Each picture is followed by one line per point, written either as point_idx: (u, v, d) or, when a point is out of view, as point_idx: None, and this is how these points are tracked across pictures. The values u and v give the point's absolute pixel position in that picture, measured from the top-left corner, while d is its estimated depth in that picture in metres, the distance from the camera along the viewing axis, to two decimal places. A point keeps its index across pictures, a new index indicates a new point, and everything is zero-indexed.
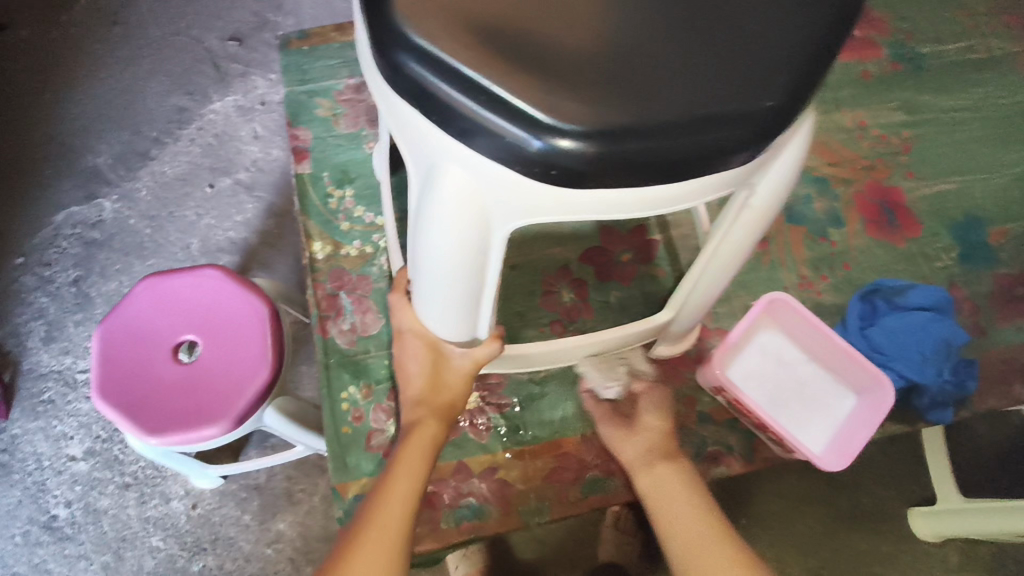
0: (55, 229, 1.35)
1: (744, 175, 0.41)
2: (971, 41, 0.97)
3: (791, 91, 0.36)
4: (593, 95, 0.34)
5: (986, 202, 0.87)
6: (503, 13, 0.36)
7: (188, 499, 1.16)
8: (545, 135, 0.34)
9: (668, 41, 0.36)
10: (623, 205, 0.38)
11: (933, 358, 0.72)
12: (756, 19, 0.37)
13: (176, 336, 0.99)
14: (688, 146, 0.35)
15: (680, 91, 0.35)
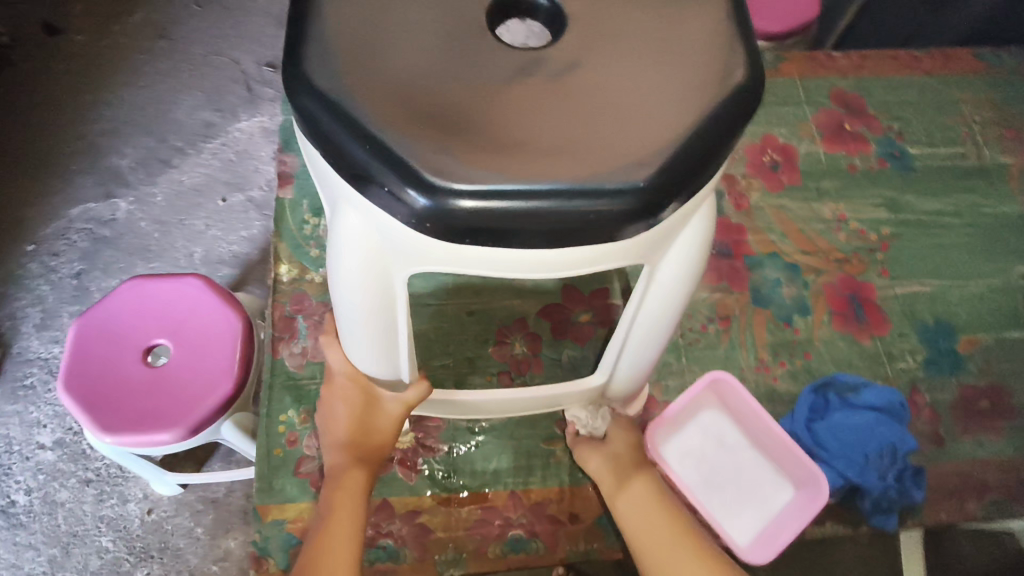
0: (69, 222, 1.41)
1: (641, 249, 0.42)
2: (964, 148, 0.97)
3: (674, 172, 0.37)
4: (482, 159, 0.36)
5: (960, 309, 0.86)
6: (407, 74, 0.39)
7: (145, 503, 1.16)
8: (431, 192, 0.36)
9: (557, 117, 0.38)
10: (508, 265, 0.40)
11: (876, 462, 0.70)
12: (653, 101, 0.39)
13: (150, 339, 1.01)
14: (574, 214, 0.36)
15: (569, 161, 0.37)
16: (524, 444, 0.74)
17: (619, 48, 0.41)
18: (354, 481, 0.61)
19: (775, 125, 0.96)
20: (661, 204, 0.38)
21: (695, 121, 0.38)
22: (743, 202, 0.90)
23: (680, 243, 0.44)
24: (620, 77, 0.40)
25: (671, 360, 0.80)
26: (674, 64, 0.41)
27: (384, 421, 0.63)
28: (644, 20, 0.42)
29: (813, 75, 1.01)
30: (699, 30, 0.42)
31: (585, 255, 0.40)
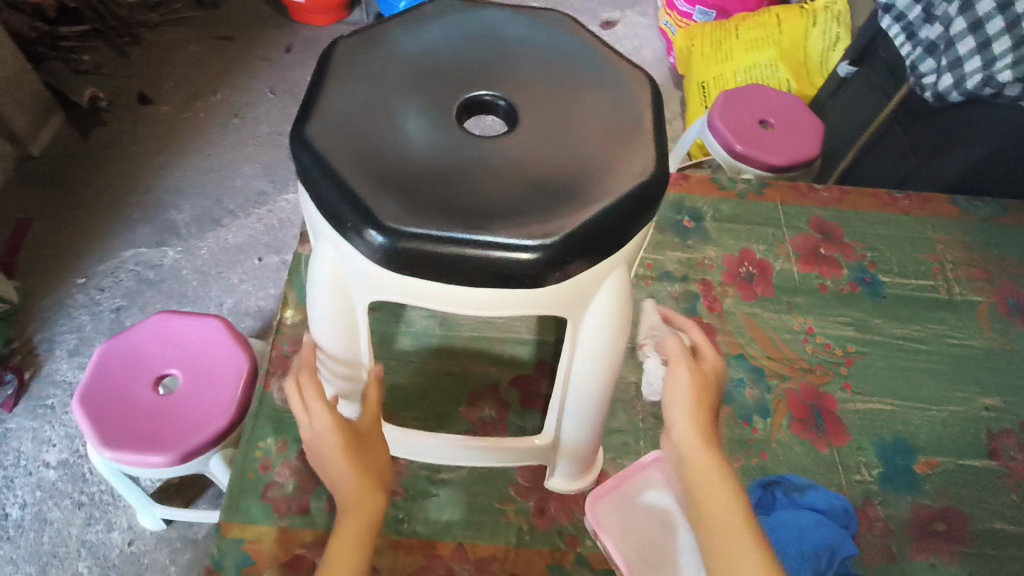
0: (120, 262, 1.56)
1: (560, 301, 0.54)
2: (933, 281, 1.04)
3: (573, 238, 0.49)
4: (428, 213, 0.49)
5: (920, 431, 0.89)
6: (386, 147, 0.53)
7: (128, 533, 1.20)
8: (390, 233, 0.48)
9: (492, 189, 0.51)
10: (446, 300, 0.52)
11: (812, 560, 0.70)
12: (568, 188, 0.52)
13: (163, 367, 1.10)
14: (497, 261, 0.48)
15: (495, 221, 0.49)
16: (478, 501, 0.78)
17: (550, 152, 0.55)
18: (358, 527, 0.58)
19: (753, 242, 1.05)
20: (567, 260, 0.50)
21: (599, 202, 0.51)
22: (716, 306, 0.98)
23: (597, 303, 0.56)
24: (545, 170, 0.53)
25: (630, 441, 0.84)
26: (587, 165, 0.54)
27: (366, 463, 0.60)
28: (572, 134, 0.56)
29: (794, 203, 1.11)
30: (611, 144, 0.56)
31: (513, 296, 0.51)
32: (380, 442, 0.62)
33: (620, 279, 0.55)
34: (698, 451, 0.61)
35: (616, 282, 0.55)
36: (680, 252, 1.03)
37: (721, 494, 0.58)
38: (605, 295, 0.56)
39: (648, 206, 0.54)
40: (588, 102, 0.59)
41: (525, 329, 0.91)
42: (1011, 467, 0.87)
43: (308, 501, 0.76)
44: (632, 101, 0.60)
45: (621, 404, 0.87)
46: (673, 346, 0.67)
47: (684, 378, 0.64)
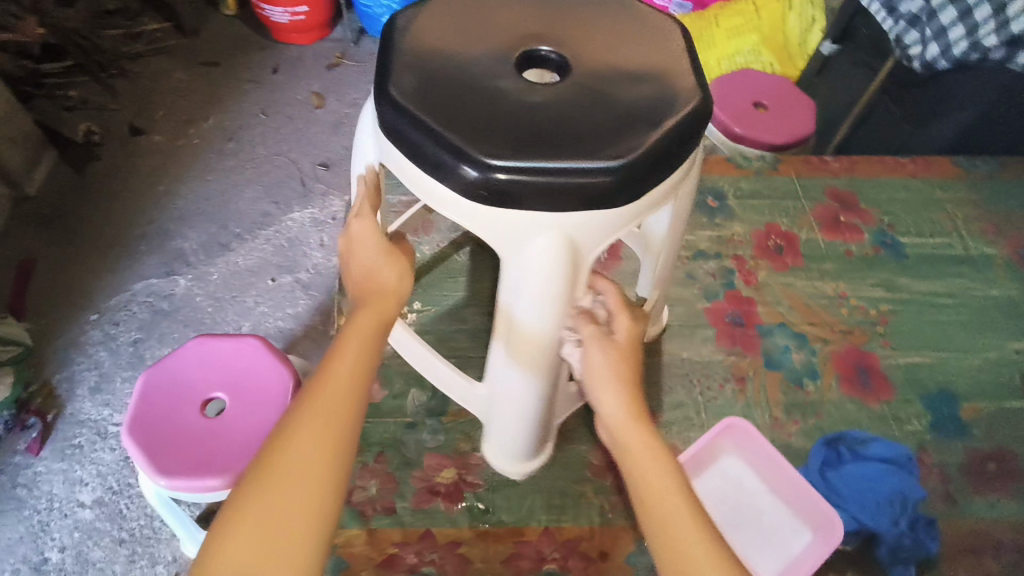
0: (131, 294, 1.54)
1: (489, 228, 0.59)
2: (950, 239, 1.09)
3: (509, 168, 0.55)
4: (434, 105, 0.59)
5: (960, 379, 0.93)
6: (432, 57, 0.63)
7: (173, 566, 1.19)
8: (401, 105, 0.59)
9: (488, 113, 0.58)
10: (419, 188, 0.61)
11: (887, 508, 0.75)
12: (545, 142, 0.56)
13: (209, 391, 1.10)
14: (449, 157, 0.56)
15: (473, 132, 0.57)
16: (557, 485, 0.80)
17: (571, 116, 0.59)
18: (373, 309, 0.62)
19: (777, 216, 1.09)
20: (500, 193, 0.56)
21: (552, 168, 0.55)
22: (752, 279, 1.02)
23: (529, 250, 0.59)
24: (548, 123, 0.58)
25: (691, 414, 0.87)
26: (582, 136, 0.57)
27: (387, 270, 0.65)
28: (604, 111, 0.60)
29: (809, 176, 1.16)
30: (612, 134, 0.58)
31: (457, 204, 0.59)
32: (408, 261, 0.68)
33: (558, 241, 0.58)
34: (623, 422, 0.57)
35: (551, 241, 0.58)
36: (710, 231, 1.07)
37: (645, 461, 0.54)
38: (537, 246, 0.58)
39: (602, 194, 0.56)
40: (639, 88, 0.62)
41: None
42: None
43: (392, 502, 0.78)
44: (677, 100, 0.62)
45: (678, 380, 0.90)
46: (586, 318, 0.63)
47: (598, 357, 0.61)
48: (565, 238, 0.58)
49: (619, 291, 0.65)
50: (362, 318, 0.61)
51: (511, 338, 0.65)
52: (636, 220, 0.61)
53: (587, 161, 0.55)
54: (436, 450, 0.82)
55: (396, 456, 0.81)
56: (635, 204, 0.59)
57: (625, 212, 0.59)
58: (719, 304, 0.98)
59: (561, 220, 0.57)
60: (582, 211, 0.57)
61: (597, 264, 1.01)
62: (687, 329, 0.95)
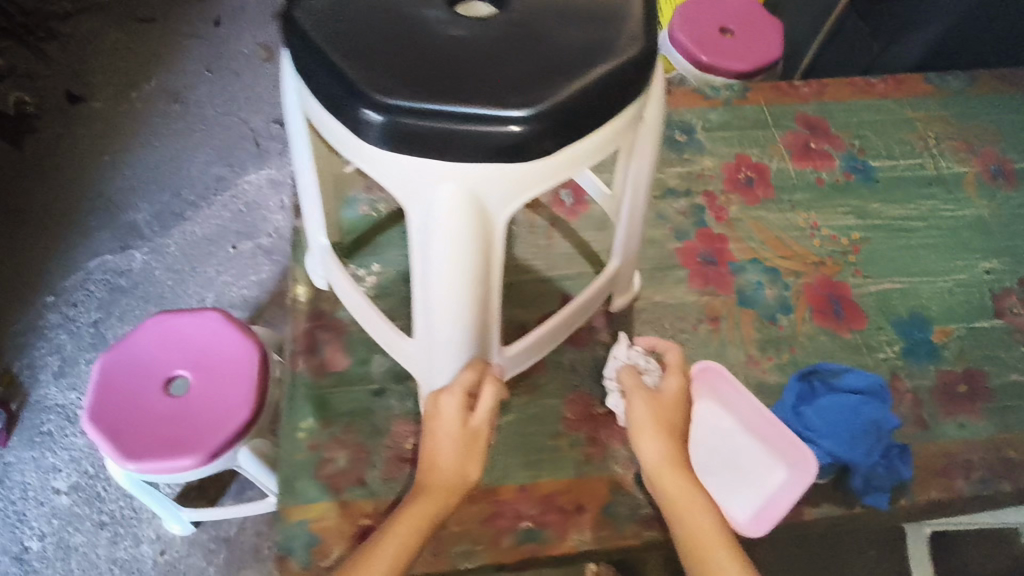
0: (86, 273, 1.48)
1: (389, 174, 0.50)
2: (921, 159, 1.06)
3: (397, 103, 0.46)
4: (340, 26, 0.50)
5: (931, 303, 0.92)
6: None
7: (158, 544, 1.19)
8: (304, 26, 0.50)
9: (396, 39, 0.49)
10: (319, 123, 0.52)
11: (861, 439, 0.74)
12: (450, 80, 0.47)
13: (171, 370, 1.06)
14: (336, 80, 0.47)
15: (369, 61, 0.48)
16: (532, 441, 0.79)
17: (489, 54, 0.49)
18: (429, 498, 0.62)
19: (747, 147, 1.05)
20: (393, 138, 0.47)
21: (452, 112, 0.46)
22: (723, 215, 0.98)
23: (427, 205, 0.50)
24: (460, 59, 0.48)
25: None
26: (495, 78, 0.47)
27: (454, 450, 0.64)
28: (529, 54, 0.49)
29: (778, 102, 1.11)
30: (529, 81, 0.48)
31: (350, 145, 0.50)
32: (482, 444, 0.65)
33: (461, 197, 0.49)
34: (663, 470, 0.66)
35: (451, 196, 0.49)
36: (679, 167, 1.02)
37: (684, 497, 0.64)
38: (435, 202, 0.49)
39: (511, 147, 0.47)
40: (582, 28, 0.51)
41: (542, 268, 0.90)
42: (1017, 322, 0.92)
43: (362, 473, 0.76)
44: (621, 38, 0.51)
45: (651, 324, 0.88)
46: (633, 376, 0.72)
47: (638, 409, 0.69)
48: (470, 194, 0.49)
49: (679, 353, 0.73)
50: (418, 505, 0.62)
51: (426, 298, 0.58)
52: (558, 178, 0.51)
53: (493, 106, 0.46)
54: (405, 418, 0.80)
55: (365, 426, 0.79)
56: (554, 158, 0.50)
57: (542, 167, 0.50)
58: (690, 243, 0.95)
59: (462, 170, 0.48)
60: (488, 164, 0.48)
61: (563, 209, 0.95)
62: (658, 272, 0.92)
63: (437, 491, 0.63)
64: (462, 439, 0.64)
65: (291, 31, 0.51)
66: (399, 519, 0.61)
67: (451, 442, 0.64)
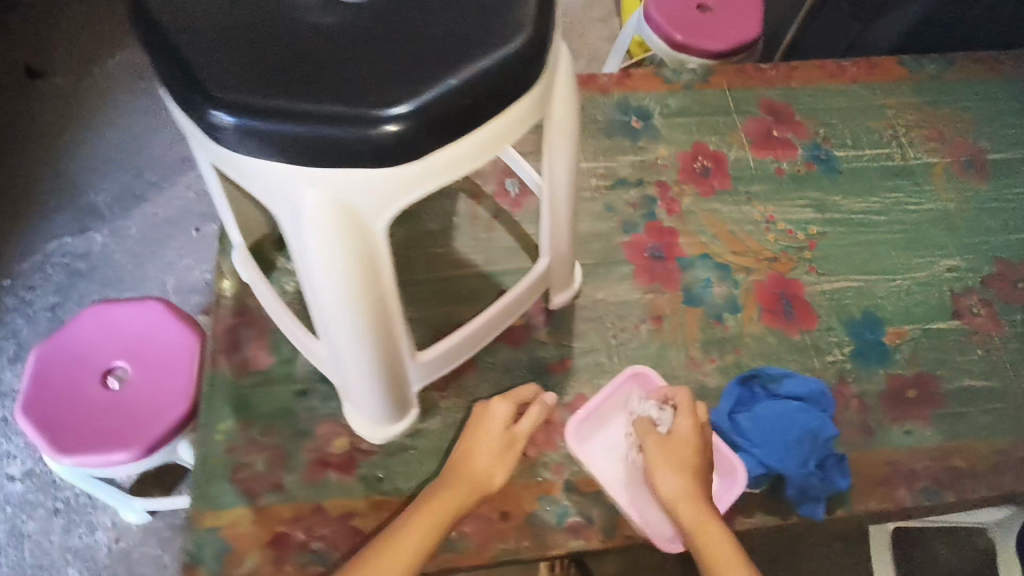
0: (45, 255, 1.44)
1: (250, 178, 0.46)
2: (888, 149, 1.01)
3: (241, 106, 0.42)
4: (189, 13, 0.45)
5: (886, 303, 0.88)
6: None
7: (112, 531, 1.17)
8: (151, 14, 0.45)
9: (249, 30, 0.45)
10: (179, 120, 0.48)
11: (796, 448, 0.71)
12: (304, 78, 0.43)
13: (109, 361, 1.02)
14: (179, 78, 0.43)
15: (216, 57, 0.43)
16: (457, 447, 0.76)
17: (355, 48, 0.44)
18: (445, 499, 0.64)
19: (705, 134, 1.00)
20: (241, 142, 0.43)
21: (303, 114, 0.42)
22: (674, 208, 0.93)
23: (292, 214, 0.45)
24: (319, 53, 0.44)
25: (603, 359, 0.82)
26: (355, 76, 0.43)
27: (482, 461, 0.67)
28: (399, 47, 0.45)
29: (742, 87, 1.05)
30: (393, 79, 0.43)
31: (207, 147, 0.46)
32: (513, 456, 0.69)
33: (325, 205, 0.44)
34: (686, 497, 0.64)
35: (314, 204, 0.44)
36: (632, 155, 0.97)
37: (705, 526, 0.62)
38: (299, 211, 0.45)
39: (373, 153, 0.43)
40: (462, 13, 0.47)
41: (480, 262, 0.86)
42: (976, 323, 0.88)
43: (280, 477, 0.73)
44: (505, 25, 0.46)
45: (592, 322, 0.84)
46: (645, 424, 0.71)
47: (650, 454, 0.68)
48: (335, 201, 0.44)
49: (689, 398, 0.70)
50: (431, 508, 0.63)
51: (316, 307, 0.54)
52: (438, 181, 0.47)
53: (348, 108, 0.42)
54: (330, 417, 0.76)
55: (286, 428, 0.75)
56: (429, 160, 0.45)
57: (415, 170, 0.45)
58: (639, 237, 0.90)
59: (322, 176, 0.43)
60: (349, 169, 0.43)
61: (507, 201, 0.90)
62: (601, 267, 0.87)
63: (460, 488, 0.65)
64: (498, 446, 0.68)
65: (139, 18, 0.46)
66: (418, 511, 0.63)
67: (489, 446, 0.68)
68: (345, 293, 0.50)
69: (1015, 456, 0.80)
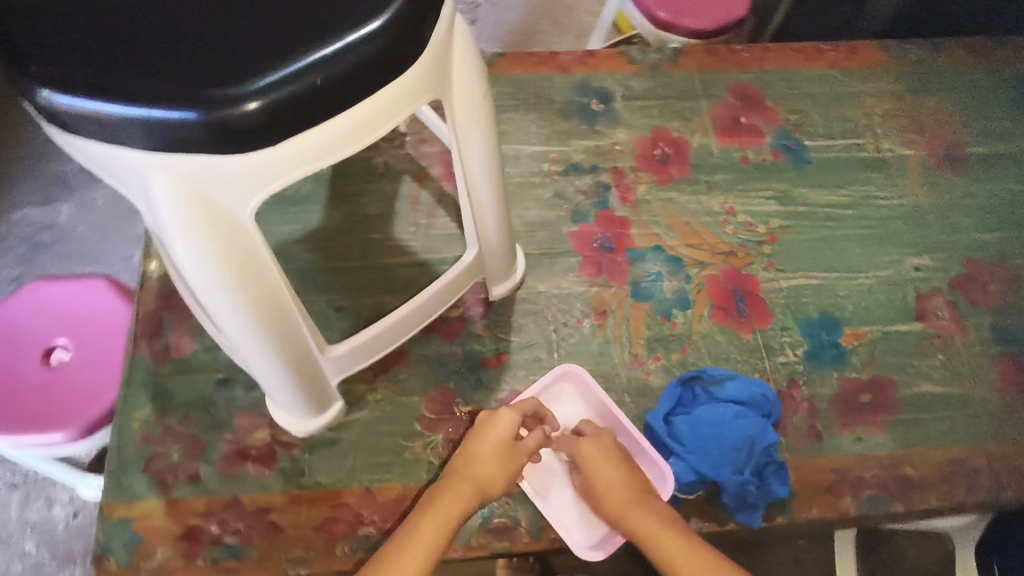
0: (8, 227, 1.31)
1: (96, 162, 0.42)
2: (861, 139, 0.96)
3: (63, 86, 0.38)
4: None
5: (847, 302, 0.84)
6: None
7: (71, 507, 1.04)
8: None
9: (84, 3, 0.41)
10: None
11: (730, 456, 0.69)
12: (134, 55, 0.39)
13: (51, 339, 0.98)
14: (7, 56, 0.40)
15: (46, 33, 0.40)
16: (382, 442, 0.73)
17: (199, 24, 0.40)
18: (453, 498, 0.62)
19: (667, 119, 0.95)
20: (72, 123, 0.39)
21: (129, 92, 0.38)
22: (629, 196, 0.89)
23: (145, 200, 0.42)
24: (160, 29, 0.40)
25: (542, 355, 0.79)
26: (195, 53, 0.39)
27: (491, 466, 0.65)
28: (246, 20, 0.41)
29: (712, 69, 1.00)
30: (232, 57, 0.39)
31: (52, 131, 0.42)
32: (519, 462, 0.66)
33: (175, 190, 0.41)
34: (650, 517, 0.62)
35: (164, 190, 0.41)
36: (588, 140, 0.93)
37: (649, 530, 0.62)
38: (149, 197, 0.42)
39: (210, 135, 0.39)
40: None
41: (419, 250, 0.82)
42: (939, 326, 0.84)
43: (196, 469, 0.71)
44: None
45: (531, 315, 0.81)
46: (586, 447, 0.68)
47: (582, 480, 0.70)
48: (187, 186, 0.41)
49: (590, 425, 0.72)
50: (440, 507, 0.61)
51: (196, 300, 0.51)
52: (300, 170, 0.43)
53: (177, 86, 0.38)
54: (250, 409, 0.74)
55: (204, 418, 0.73)
56: (287, 145, 0.42)
57: (272, 157, 0.42)
58: (587, 227, 0.87)
59: (166, 161, 0.40)
60: (194, 155, 0.40)
61: (452, 184, 0.87)
62: (547, 258, 0.84)
63: (463, 494, 0.62)
64: (506, 451, 0.66)
65: None
66: (422, 521, 0.60)
67: (496, 453, 0.65)
68: (214, 285, 0.46)
69: (969, 468, 0.76)
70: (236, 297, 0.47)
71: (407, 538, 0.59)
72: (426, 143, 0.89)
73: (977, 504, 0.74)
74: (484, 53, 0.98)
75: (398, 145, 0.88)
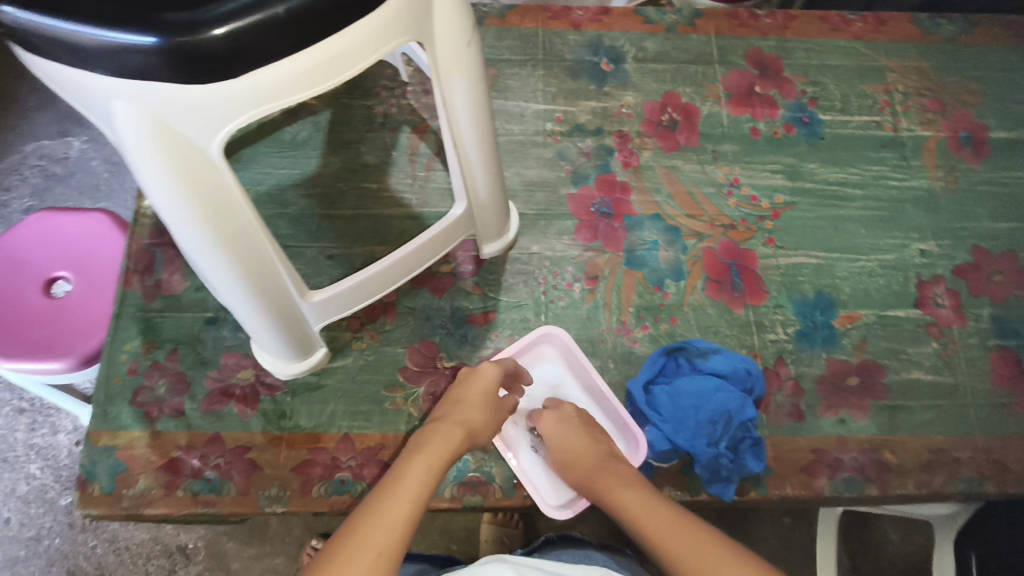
0: (21, 157, 1.31)
1: (68, 89, 0.43)
2: (879, 117, 0.92)
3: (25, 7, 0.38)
4: None
5: (845, 284, 0.82)
6: None
7: (75, 435, 1.06)
8: None
9: None
10: None
11: (705, 428, 0.70)
12: None
13: (52, 269, 0.97)
14: None
15: None
16: (363, 390, 0.74)
17: None
18: (447, 439, 0.62)
19: (679, 84, 0.92)
20: (34, 44, 0.39)
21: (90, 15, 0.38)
22: (632, 161, 0.87)
23: (114, 128, 0.43)
24: None
25: (529, 316, 0.78)
26: None
27: (478, 411, 0.66)
28: None
29: (731, 34, 0.96)
30: None
31: (26, 58, 0.43)
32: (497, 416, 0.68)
33: (138, 117, 0.41)
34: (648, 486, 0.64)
35: (128, 117, 0.41)
36: (595, 102, 0.90)
37: (639, 500, 0.63)
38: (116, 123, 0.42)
39: (169, 61, 0.39)
40: None
41: (413, 203, 0.81)
42: (937, 314, 0.82)
43: (180, 403, 0.72)
44: None
45: (521, 276, 0.80)
46: (559, 414, 0.72)
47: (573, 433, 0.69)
48: (149, 114, 0.41)
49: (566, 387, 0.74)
50: (436, 446, 0.61)
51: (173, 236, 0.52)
52: (263, 106, 0.44)
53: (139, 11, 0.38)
54: (235, 348, 0.75)
55: (191, 354, 0.75)
56: (252, 78, 0.42)
57: (236, 89, 0.42)
58: (586, 190, 0.85)
59: (128, 87, 0.40)
60: (148, 82, 0.40)
61: None
62: (544, 220, 0.83)
63: (448, 434, 0.63)
64: (488, 402, 0.68)
65: None
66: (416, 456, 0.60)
67: (479, 403, 0.67)
68: (185, 218, 0.47)
69: (951, 456, 0.75)
70: (207, 233, 0.48)
71: (403, 470, 0.59)
72: (428, 94, 0.88)
73: (956, 493, 0.73)
74: (496, 5, 0.96)
75: (400, 95, 0.87)
